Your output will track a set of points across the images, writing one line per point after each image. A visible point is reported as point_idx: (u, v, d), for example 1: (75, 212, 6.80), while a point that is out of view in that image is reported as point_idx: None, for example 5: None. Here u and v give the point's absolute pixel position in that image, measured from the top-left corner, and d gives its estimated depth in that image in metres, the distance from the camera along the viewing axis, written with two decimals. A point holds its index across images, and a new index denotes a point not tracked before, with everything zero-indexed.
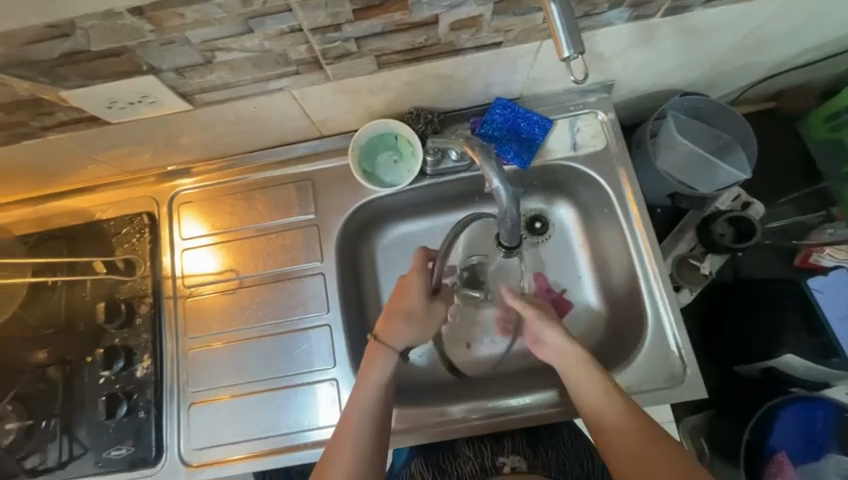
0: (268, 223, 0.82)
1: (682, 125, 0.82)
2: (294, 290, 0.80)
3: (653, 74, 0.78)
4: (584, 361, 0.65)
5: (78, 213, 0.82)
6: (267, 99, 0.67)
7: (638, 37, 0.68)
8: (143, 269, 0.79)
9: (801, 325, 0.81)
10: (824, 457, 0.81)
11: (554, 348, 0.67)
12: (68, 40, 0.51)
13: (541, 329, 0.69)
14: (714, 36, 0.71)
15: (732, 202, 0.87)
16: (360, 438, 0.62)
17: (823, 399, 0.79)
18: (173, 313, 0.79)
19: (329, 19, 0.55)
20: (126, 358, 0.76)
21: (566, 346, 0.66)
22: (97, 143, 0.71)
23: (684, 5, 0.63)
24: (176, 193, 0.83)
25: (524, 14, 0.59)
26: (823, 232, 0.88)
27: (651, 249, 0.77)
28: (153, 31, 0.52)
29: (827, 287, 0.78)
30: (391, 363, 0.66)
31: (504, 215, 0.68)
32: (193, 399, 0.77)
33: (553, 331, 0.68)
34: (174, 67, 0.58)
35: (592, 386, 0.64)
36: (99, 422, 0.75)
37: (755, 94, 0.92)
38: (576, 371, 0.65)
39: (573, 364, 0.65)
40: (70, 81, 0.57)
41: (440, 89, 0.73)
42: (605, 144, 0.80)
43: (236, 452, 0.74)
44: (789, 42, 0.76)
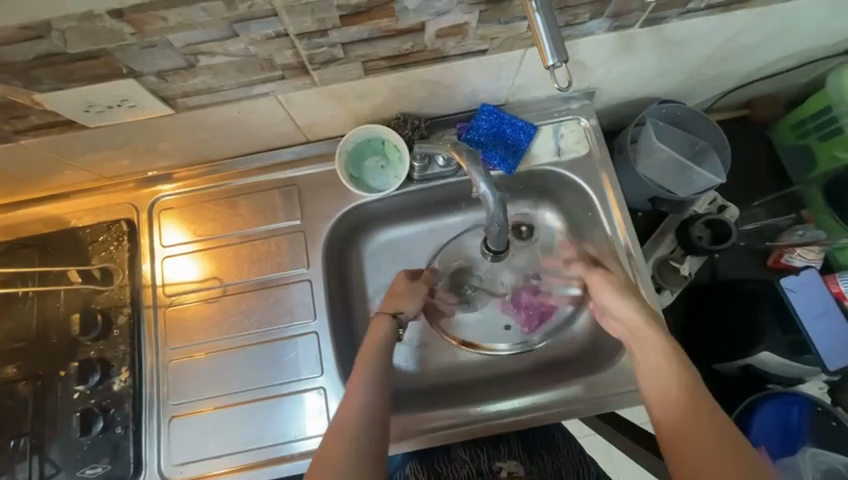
0: (253, 229, 0.80)
1: (660, 131, 0.85)
2: (281, 297, 0.78)
3: (632, 82, 0.80)
4: (650, 328, 0.64)
5: (51, 221, 0.79)
6: (252, 104, 0.67)
7: (618, 46, 0.70)
8: (121, 278, 0.77)
9: (777, 324, 0.82)
10: (799, 450, 0.83)
11: (618, 316, 0.67)
12: (43, 42, 0.50)
13: (607, 299, 0.69)
14: (688, 47, 0.74)
15: (709, 205, 0.91)
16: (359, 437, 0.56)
17: (798, 394, 0.83)
18: (153, 322, 0.77)
19: (315, 25, 0.55)
20: (103, 371, 0.73)
21: (632, 314, 0.65)
22: (73, 148, 0.69)
23: (661, 17, 0.66)
24: (156, 200, 0.81)
25: (509, 23, 0.61)
26: (794, 234, 0.94)
27: (633, 252, 0.79)
28: (134, 34, 0.51)
29: (798, 286, 0.82)
30: (389, 330, 0.70)
31: (492, 220, 0.68)
32: (175, 412, 0.74)
33: (614, 299, 0.68)
34: (155, 71, 0.57)
35: (649, 349, 0.62)
36: (72, 439, 0.71)
37: (727, 103, 0.96)
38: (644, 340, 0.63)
39: (639, 326, 0.64)
40: (45, 84, 0.55)
41: (427, 95, 0.73)
42: (588, 149, 0.82)
43: (220, 466, 0.72)
44: (758, 53, 0.80)
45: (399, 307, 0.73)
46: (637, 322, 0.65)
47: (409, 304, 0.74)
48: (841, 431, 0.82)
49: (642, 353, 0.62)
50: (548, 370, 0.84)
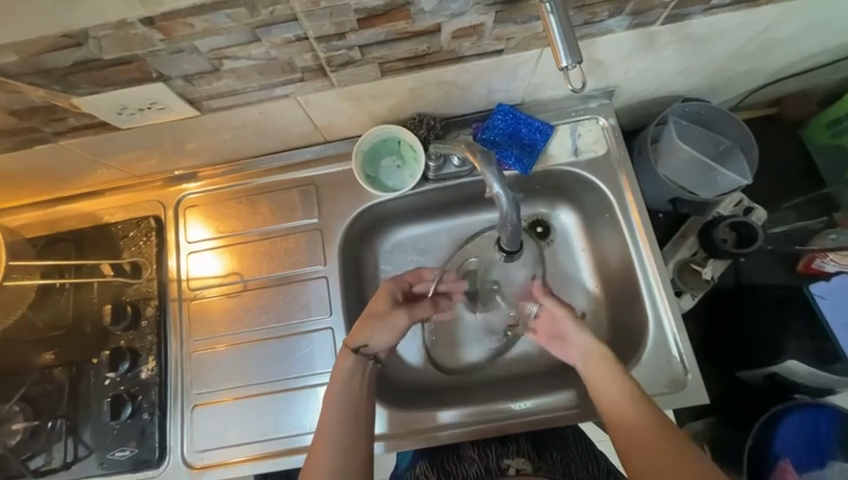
0: (272, 227, 0.83)
1: (682, 130, 0.83)
2: (298, 293, 0.80)
3: (654, 80, 0.78)
4: (599, 351, 0.65)
5: (87, 217, 0.83)
6: (272, 106, 0.69)
7: (638, 44, 0.69)
8: (149, 271, 0.81)
9: (805, 331, 0.81)
10: (828, 463, 0.81)
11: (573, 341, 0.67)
12: (81, 49, 0.53)
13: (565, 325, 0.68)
14: (713, 43, 0.72)
15: (734, 207, 0.88)
16: (335, 438, 0.62)
17: (828, 406, 0.79)
18: (178, 315, 0.80)
19: (333, 28, 0.56)
20: (131, 360, 0.77)
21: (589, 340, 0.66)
22: (106, 148, 0.72)
23: (684, 13, 0.64)
24: (182, 197, 0.84)
25: (524, 22, 0.60)
26: (826, 237, 0.86)
27: (652, 256, 0.77)
28: (164, 41, 0.53)
29: (831, 293, 0.80)
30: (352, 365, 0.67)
31: (505, 220, 0.68)
32: (197, 401, 0.77)
33: (567, 323, 0.68)
34: (182, 75, 0.59)
35: (606, 378, 0.63)
36: (103, 423, 0.75)
37: (756, 100, 0.93)
38: (599, 375, 0.64)
39: (584, 342, 0.66)
40: (82, 88, 0.58)
41: (443, 95, 0.74)
42: (606, 149, 0.81)
43: (240, 454, 0.75)
44: (790, 48, 0.77)
45: (362, 342, 0.67)
46: (579, 341, 0.66)
47: (377, 337, 0.68)
48: None
49: (598, 381, 0.64)
50: (562, 372, 0.83)
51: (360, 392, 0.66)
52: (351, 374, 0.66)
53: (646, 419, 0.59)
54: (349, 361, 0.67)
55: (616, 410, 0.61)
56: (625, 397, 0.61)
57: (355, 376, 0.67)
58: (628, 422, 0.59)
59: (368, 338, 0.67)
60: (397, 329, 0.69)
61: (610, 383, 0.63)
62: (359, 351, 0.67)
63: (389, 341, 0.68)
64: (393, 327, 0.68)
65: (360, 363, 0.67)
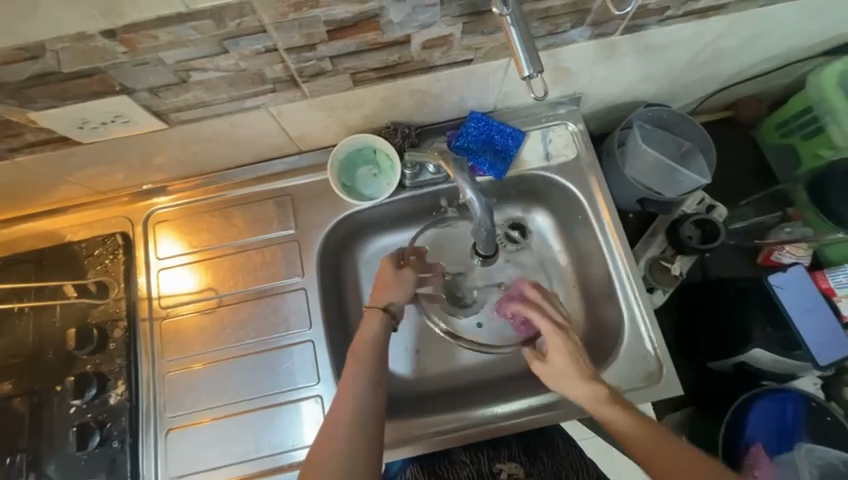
0: (248, 239, 0.81)
1: (646, 133, 0.87)
2: (277, 306, 0.79)
3: (617, 87, 0.82)
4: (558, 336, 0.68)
5: (47, 236, 0.79)
6: (244, 117, 0.68)
7: (601, 53, 0.72)
8: (116, 290, 0.77)
9: (766, 320, 0.84)
10: (796, 446, 0.84)
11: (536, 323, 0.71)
12: (37, 62, 0.51)
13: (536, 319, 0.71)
14: (669, 52, 0.76)
15: (697, 205, 0.92)
16: (345, 429, 0.57)
17: (791, 390, 0.84)
18: (150, 335, 0.77)
19: (303, 40, 0.56)
20: (99, 385, 0.73)
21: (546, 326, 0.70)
22: (67, 163, 0.69)
23: (641, 24, 0.68)
24: (152, 213, 0.81)
25: (492, 33, 0.62)
26: (782, 231, 0.94)
27: (623, 254, 0.80)
28: (126, 53, 0.52)
29: (786, 282, 0.82)
30: (379, 327, 0.68)
31: (480, 225, 0.70)
32: (171, 425, 0.74)
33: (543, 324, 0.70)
34: (148, 87, 0.58)
35: (583, 388, 0.65)
36: (69, 455, 0.71)
37: (712, 105, 0.98)
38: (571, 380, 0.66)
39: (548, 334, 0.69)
40: (39, 102, 0.56)
41: (416, 104, 0.75)
42: (576, 153, 0.84)
43: (221, 477, 0.72)
44: (739, 55, 0.82)
45: (389, 299, 0.71)
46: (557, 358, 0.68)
47: (397, 294, 0.72)
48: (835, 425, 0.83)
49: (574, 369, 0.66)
50: None
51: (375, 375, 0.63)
52: (376, 348, 0.65)
53: (630, 419, 0.62)
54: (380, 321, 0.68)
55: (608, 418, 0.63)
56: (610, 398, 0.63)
57: (380, 351, 0.65)
58: (617, 425, 0.62)
59: (394, 295, 0.71)
60: (412, 279, 0.74)
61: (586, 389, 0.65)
62: (388, 310, 0.70)
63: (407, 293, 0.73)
64: (406, 282, 0.73)
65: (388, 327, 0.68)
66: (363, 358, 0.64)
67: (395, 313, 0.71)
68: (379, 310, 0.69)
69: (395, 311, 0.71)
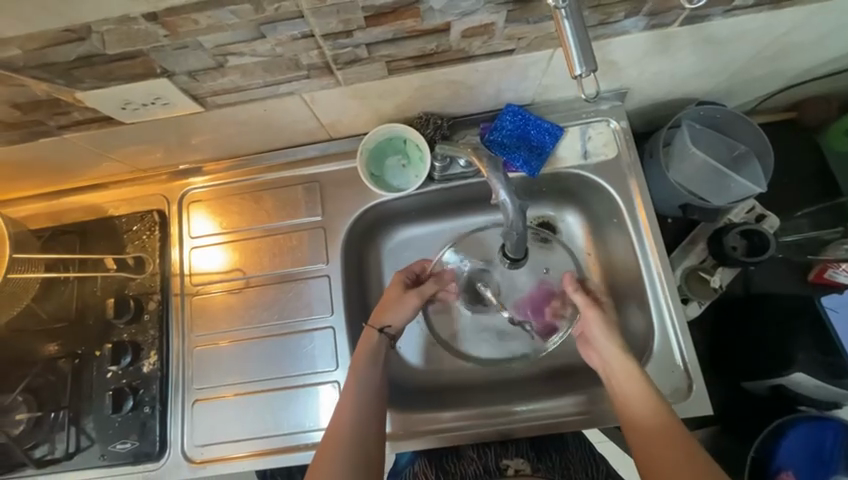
0: (275, 223, 0.82)
1: (696, 134, 0.81)
2: (300, 291, 0.80)
3: (669, 82, 0.76)
4: (626, 361, 0.65)
5: (91, 209, 0.84)
6: (277, 103, 0.68)
7: (654, 45, 0.67)
8: (152, 266, 0.81)
9: (813, 345, 0.78)
10: (830, 478, 0.79)
11: (600, 351, 0.68)
12: (84, 43, 0.52)
13: (594, 332, 0.69)
14: (732, 46, 0.69)
15: (746, 214, 0.86)
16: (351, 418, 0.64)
17: (832, 419, 0.78)
18: (180, 309, 0.81)
19: (340, 26, 0.55)
20: (133, 354, 0.77)
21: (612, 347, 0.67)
22: (110, 141, 0.72)
23: (704, 15, 0.62)
24: (187, 192, 0.84)
25: (537, 23, 0.59)
26: (840, 247, 0.85)
27: (660, 263, 0.75)
28: (167, 36, 0.52)
29: (841, 305, 0.76)
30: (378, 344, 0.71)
31: (510, 227, 0.67)
32: (198, 396, 0.78)
33: (600, 329, 0.69)
34: (187, 70, 0.58)
35: (630, 383, 0.64)
36: (105, 415, 0.76)
37: (774, 104, 0.90)
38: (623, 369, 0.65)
39: (615, 358, 0.66)
40: (85, 82, 0.58)
41: (451, 94, 0.72)
42: (617, 152, 0.79)
43: (241, 450, 0.75)
44: (812, 51, 0.74)
45: (386, 321, 0.73)
46: (615, 358, 0.66)
47: (398, 317, 0.73)
48: None
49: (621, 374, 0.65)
50: (563, 377, 0.82)
51: (374, 386, 0.68)
52: (371, 357, 0.70)
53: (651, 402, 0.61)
54: (372, 336, 0.71)
55: (631, 402, 0.63)
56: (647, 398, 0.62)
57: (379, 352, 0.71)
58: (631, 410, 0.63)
59: (392, 319, 0.73)
60: (414, 306, 0.74)
61: (629, 379, 0.64)
62: (383, 331, 0.72)
63: (408, 318, 0.74)
64: (407, 307, 0.74)
65: (383, 340, 0.72)
66: (360, 364, 0.69)
67: (393, 334, 0.73)
68: (376, 329, 0.72)
69: (392, 332, 0.73)
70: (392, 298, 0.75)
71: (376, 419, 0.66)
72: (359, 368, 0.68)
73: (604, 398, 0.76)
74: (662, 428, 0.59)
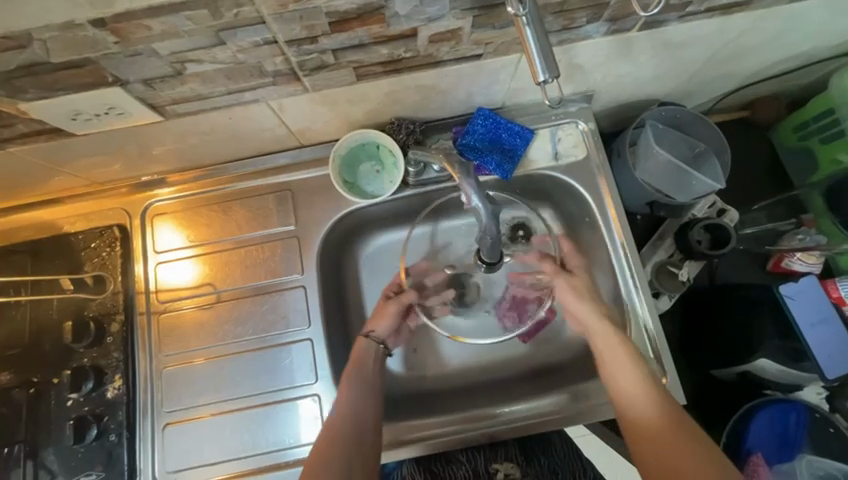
0: (247, 234, 0.79)
1: (659, 134, 0.84)
2: (275, 303, 0.78)
3: (632, 84, 0.79)
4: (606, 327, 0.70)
5: (44, 227, 0.78)
6: (242, 110, 0.65)
7: (615, 50, 0.69)
8: (114, 284, 0.76)
9: (775, 331, 0.81)
10: (798, 457, 0.83)
11: (582, 319, 0.74)
12: (25, 51, 0.49)
13: (568, 299, 0.75)
14: (687, 50, 0.72)
15: (708, 209, 0.90)
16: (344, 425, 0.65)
17: (796, 401, 0.82)
18: (147, 329, 0.77)
19: (304, 32, 0.53)
20: (96, 379, 0.73)
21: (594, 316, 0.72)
22: (62, 154, 0.68)
23: (660, 20, 0.64)
24: (150, 204, 0.80)
25: (504, 28, 0.59)
26: (794, 237, 0.91)
27: (631, 260, 0.78)
28: (118, 43, 0.49)
29: (797, 293, 0.80)
30: (367, 348, 0.75)
31: (485, 232, 0.68)
32: (169, 420, 0.74)
33: (573, 299, 0.75)
34: (142, 78, 0.56)
35: (620, 356, 0.68)
36: (66, 447, 0.71)
37: (729, 103, 0.95)
38: (607, 348, 0.69)
39: (593, 322, 0.72)
40: (29, 93, 0.54)
41: (421, 99, 0.72)
42: (586, 153, 0.81)
43: (218, 473, 0.72)
44: (760, 54, 0.79)
45: (371, 327, 0.77)
46: (596, 328, 0.71)
47: (382, 323, 0.77)
48: (839, 438, 0.81)
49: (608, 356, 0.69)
50: (544, 375, 0.83)
51: (368, 391, 0.70)
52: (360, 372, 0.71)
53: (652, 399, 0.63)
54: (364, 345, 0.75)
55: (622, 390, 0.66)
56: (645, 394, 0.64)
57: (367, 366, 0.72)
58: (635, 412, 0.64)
59: (376, 324, 0.77)
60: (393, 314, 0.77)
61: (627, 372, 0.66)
62: (369, 336, 0.76)
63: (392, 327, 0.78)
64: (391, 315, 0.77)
65: (373, 346, 0.75)
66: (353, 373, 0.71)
67: (378, 339, 0.76)
68: (363, 336, 0.76)
69: (376, 337, 0.77)
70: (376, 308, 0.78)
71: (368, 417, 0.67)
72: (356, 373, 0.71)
73: (585, 395, 0.77)
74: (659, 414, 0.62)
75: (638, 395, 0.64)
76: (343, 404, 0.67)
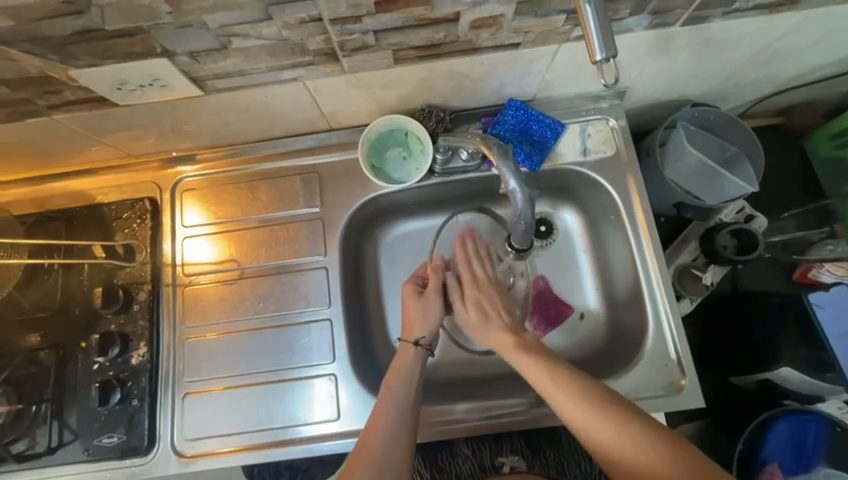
0: (272, 214, 0.81)
1: (691, 135, 0.82)
2: (297, 283, 0.79)
3: (666, 83, 0.78)
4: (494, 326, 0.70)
5: (78, 196, 0.81)
6: (279, 89, 0.66)
7: (656, 45, 0.68)
8: (143, 254, 0.78)
9: (801, 341, 0.80)
10: (813, 470, 0.81)
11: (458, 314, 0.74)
12: (81, 18, 0.50)
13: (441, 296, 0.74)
14: (728, 49, 0.71)
15: (736, 214, 0.89)
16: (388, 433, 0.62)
17: (818, 413, 0.80)
18: (172, 300, 0.78)
19: (349, 11, 0.54)
20: (122, 345, 0.75)
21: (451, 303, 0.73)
22: (102, 124, 0.69)
23: (704, 16, 0.63)
24: (180, 180, 0.82)
25: (546, 16, 0.59)
26: (824, 248, 0.90)
27: (655, 258, 0.77)
28: (170, 13, 0.51)
29: (828, 303, 0.76)
30: (412, 360, 0.69)
31: (518, 216, 0.69)
32: (188, 389, 0.76)
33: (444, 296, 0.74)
34: (188, 51, 0.57)
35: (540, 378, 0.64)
36: (91, 408, 0.73)
37: (764, 108, 0.93)
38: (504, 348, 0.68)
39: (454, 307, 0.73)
40: (80, 59, 0.55)
41: (455, 87, 0.72)
42: (615, 150, 0.80)
43: (230, 444, 0.74)
44: (803, 58, 0.77)
45: (420, 333, 0.71)
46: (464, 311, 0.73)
47: (429, 324, 0.71)
48: None
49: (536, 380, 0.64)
50: None
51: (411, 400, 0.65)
52: (406, 377, 0.67)
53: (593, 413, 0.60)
54: (410, 356, 0.69)
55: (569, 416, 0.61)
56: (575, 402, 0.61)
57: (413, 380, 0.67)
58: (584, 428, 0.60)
59: (423, 329, 0.71)
60: (438, 308, 0.72)
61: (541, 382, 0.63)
62: (418, 343, 0.70)
63: (436, 324, 0.72)
64: (434, 310, 0.72)
65: (420, 356, 0.69)
66: (396, 379, 0.67)
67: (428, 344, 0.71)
68: (412, 343, 0.70)
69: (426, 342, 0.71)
70: (417, 311, 0.72)
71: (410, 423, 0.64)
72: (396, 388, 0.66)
73: None
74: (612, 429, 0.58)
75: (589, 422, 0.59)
76: (383, 418, 0.63)
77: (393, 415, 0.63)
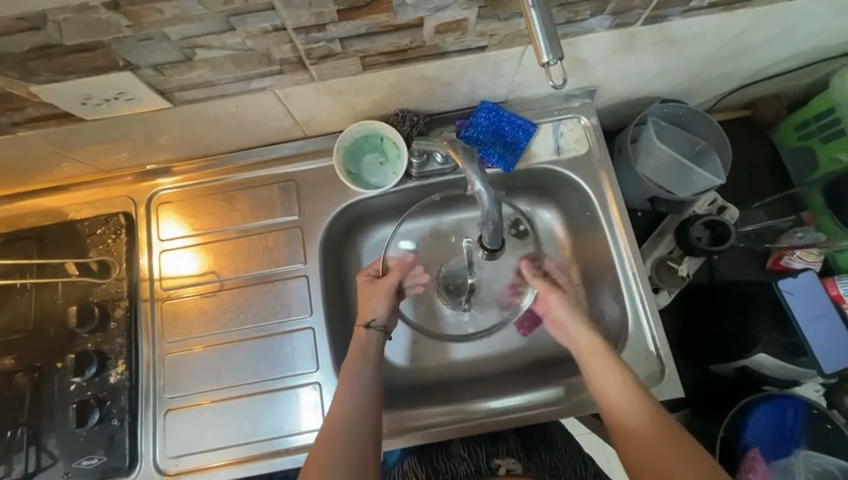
0: (251, 224, 0.80)
1: (661, 130, 0.84)
2: (278, 292, 0.78)
3: (633, 81, 0.80)
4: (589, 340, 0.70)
5: (50, 214, 0.79)
6: (249, 99, 0.66)
7: (619, 45, 0.70)
8: (118, 270, 0.77)
9: (773, 326, 0.80)
10: (794, 452, 0.83)
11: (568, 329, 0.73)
12: (39, 33, 0.50)
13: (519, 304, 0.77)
14: (689, 46, 0.73)
15: (708, 206, 0.90)
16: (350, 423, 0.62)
17: (793, 396, 0.83)
18: (150, 315, 0.77)
19: (312, 19, 0.54)
20: (99, 364, 0.73)
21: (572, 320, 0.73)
22: (70, 140, 0.68)
23: (663, 15, 0.65)
24: (155, 193, 0.81)
25: (508, 19, 0.60)
26: (794, 236, 0.93)
27: (631, 252, 0.78)
28: (130, 27, 0.50)
29: (796, 289, 0.78)
30: (372, 341, 0.72)
31: (488, 218, 0.69)
32: (170, 406, 0.74)
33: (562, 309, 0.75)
34: (152, 63, 0.57)
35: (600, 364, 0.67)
36: (69, 430, 0.71)
37: (731, 102, 0.96)
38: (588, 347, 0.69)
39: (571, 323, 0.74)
40: (41, 76, 0.55)
41: (427, 91, 0.73)
42: (588, 148, 0.82)
43: (216, 460, 0.72)
44: (762, 52, 0.80)
45: (371, 316, 0.73)
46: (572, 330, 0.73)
47: (379, 307, 0.74)
48: (836, 434, 0.82)
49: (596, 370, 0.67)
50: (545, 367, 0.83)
51: (369, 388, 0.67)
52: (363, 359, 0.69)
53: (631, 399, 0.62)
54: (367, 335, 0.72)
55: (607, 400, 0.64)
56: (621, 391, 0.63)
57: (368, 364, 0.69)
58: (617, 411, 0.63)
59: (373, 312, 0.74)
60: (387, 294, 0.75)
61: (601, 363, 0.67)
62: (369, 327, 0.73)
63: (388, 309, 0.75)
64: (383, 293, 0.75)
65: (377, 336, 0.72)
66: (350, 371, 0.68)
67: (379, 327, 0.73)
68: (361, 325, 0.73)
69: (377, 325, 0.73)
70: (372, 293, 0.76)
71: (369, 412, 0.64)
72: (352, 371, 0.68)
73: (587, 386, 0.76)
74: (647, 424, 0.60)
75: (625, 404, 0.62)
76: (347, 410, 0.63)
77: (355, 404, 0.64)
